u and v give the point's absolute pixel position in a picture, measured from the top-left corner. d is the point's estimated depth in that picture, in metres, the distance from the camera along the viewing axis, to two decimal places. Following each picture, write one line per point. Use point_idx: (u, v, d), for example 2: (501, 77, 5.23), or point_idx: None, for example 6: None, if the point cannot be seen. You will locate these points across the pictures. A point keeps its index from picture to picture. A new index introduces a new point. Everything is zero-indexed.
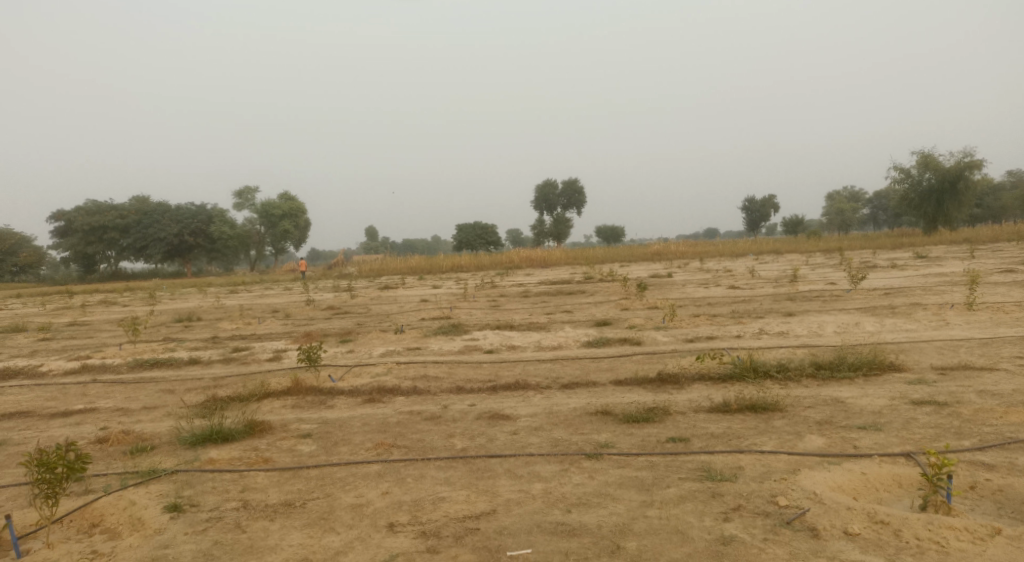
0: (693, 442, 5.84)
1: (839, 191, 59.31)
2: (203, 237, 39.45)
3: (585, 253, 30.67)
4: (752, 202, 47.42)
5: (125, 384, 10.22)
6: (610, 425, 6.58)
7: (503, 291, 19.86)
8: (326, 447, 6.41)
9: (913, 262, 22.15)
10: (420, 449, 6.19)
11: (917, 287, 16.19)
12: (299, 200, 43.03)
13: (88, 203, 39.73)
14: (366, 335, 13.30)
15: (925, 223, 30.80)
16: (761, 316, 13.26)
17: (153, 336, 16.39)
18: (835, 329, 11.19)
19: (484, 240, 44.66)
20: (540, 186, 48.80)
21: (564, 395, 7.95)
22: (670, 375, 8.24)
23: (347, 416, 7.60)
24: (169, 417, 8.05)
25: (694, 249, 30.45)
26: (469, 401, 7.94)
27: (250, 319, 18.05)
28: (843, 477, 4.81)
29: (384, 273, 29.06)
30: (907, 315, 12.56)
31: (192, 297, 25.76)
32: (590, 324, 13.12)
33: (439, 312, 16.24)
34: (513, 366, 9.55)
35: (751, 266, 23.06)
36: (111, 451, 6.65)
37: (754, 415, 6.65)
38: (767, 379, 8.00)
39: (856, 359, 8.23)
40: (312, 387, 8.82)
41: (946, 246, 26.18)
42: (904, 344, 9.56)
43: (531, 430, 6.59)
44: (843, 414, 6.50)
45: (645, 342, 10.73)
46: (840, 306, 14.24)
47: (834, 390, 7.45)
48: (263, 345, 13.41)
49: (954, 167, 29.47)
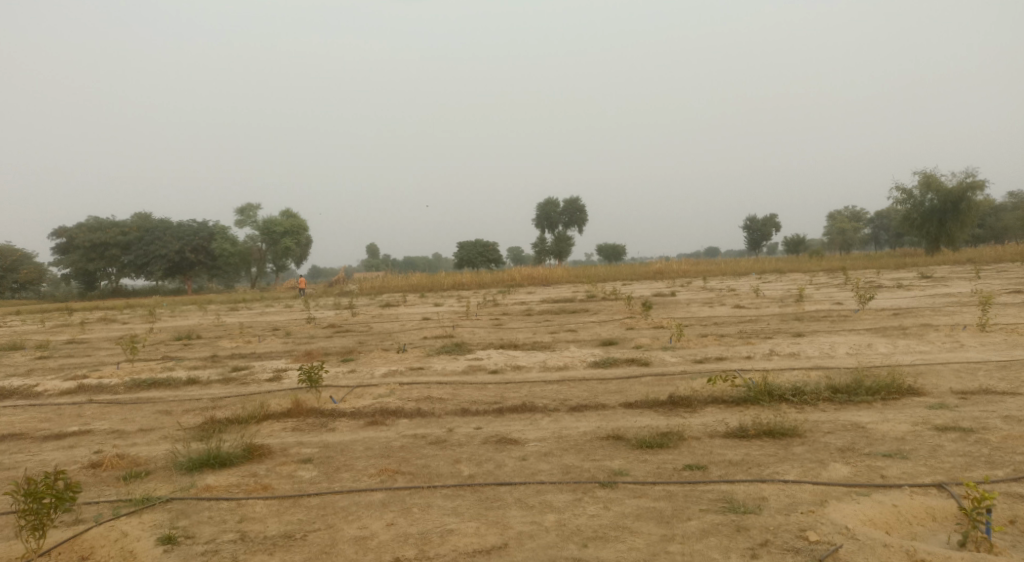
0: (712, 469, 5.59)
1: (839, 211, 59.22)
2: (204, 253, 39.31)
3: (587, 272, 30.44)
4: (754, 221, 47.30)
5: (122, 405, 9.97)
6: (623, 451, 6.34)
7: (505, 309, 19.62)
8: (327, 473, 6.16)
9: (919, 282, 21.91)
10: (425, 476, 5.94)
11: (926, 308, 15.95)
12: (300, 217, 42.90)
13: (90, 219, 39.62)
14: (368, 355, 13.06)
15: (928, 243, 30.62)
16: (770, 336, 13.02)
17: (152, 354, 16.16)
18: (847, 350, 10.95)
19: (485, 258, 44.47)
20: (541, 204, 48.68)
21: (573, 418, 7.70)
22: (682, 397, 8.00)
23: (349, 439, 7.35)
24: (165, 440, 7.79)
25: (697, 268, 30.23)
26: (475, 424, 7.69)
27: (249, 337, 17.84)
28: (874, 510, 4.57)
29: (385, 291, 28.84)
30: (920, 336, 12.31)
31: (192, 315, 25.56)
32: (595, 344, 12.89)
33: (441, 331, 16.01)
34: (519, 387, 9.30)
35: (755, 285, 22.85)
36: (104, 476, 6.39)
37: (772, 441, 6.40)
38: (782, 403, 7.75)
39: (873, 382, 7.99)
40: (313, 409, 8.57)
41: (950, 266, 25.98)
42: (920, 367, 9.31)
43: (540, 456, 6.34)
44: (865, 441, 6.26)
45: (654, 363, 10.48)
46: (849, 327, 13.99)
47: (853, 414, 7.21)
48: (262, 364, 13.17)
49: (957, 187, 29.30)
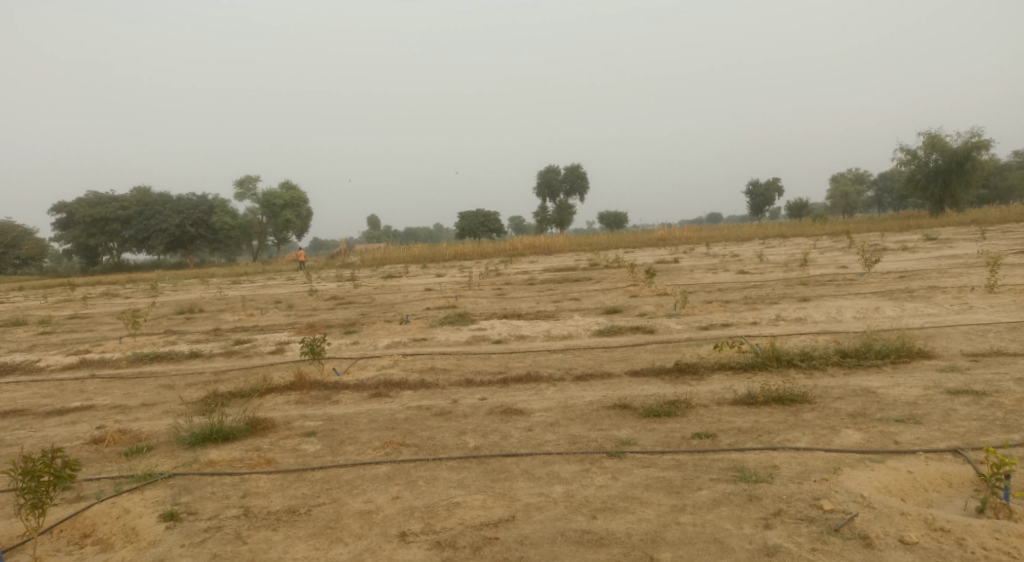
0: (721, 438, 5.51)
1: (843, 175, 58.68)
2: (205, 227, 39.13)
3: (589, 240, 30.23)
4: (756, 185, 46.90)
5: (124, 380, 9.91)
6: (630, 420, 6.24)
7: (508, 278, 19.49)
8: (331, 447, 6.09)
9: (924, 244, 21.71)
10: (431, 448, 5.86)
11: (932, 270, 15.79)
12: (300, 189, 42.55)
13: (89, 194, 39.34)
14: (371, 326, 12.97)
15: (932, 205, 30.31)
16: (775, 302, 12.89)
17: (154, 329, 16.10)
18: (855, 314, 10.83)
19: (486, 227, 44.20)
20: (542, 171, 48.24)
21: (579, 388, 7.62)
22: (689, 365, 7.90)
23: (353, 412, 7.27)
24: (168, 415, 7.72)
25: (700, 234, 30.01)
26: (480, 394, 7.61)
27: (251, 311, 17.75)
28: (889, 477, 4.49)
29: (387, 262, 28.71)
30: (927, 299, 12.17)
31: (194, 289, 25.48)
32: (599, 312, 12.78)
33: (444, 301, 15.92)
34: (523, 357, 9.21)
35: (759, 250, 22.67)
36: (106, 452, 6.32)
37: (782, 408, 6.30)
38: (791, 369, 7.65)
39: (883, 346, 7.88)
40: (316, 382, 8.49)
41: (955, 228, 25.71)
42: (930, 329, 9.18)
43: (546, 426, 6.25)
44: (877, 406, 6.16)
45: (659, 331, 10.37)
46: (856, 290, 13.84)
47: (863, 379, 7.11)
48: (265, 337, 13.08)
49: (962, 147, 28.89)
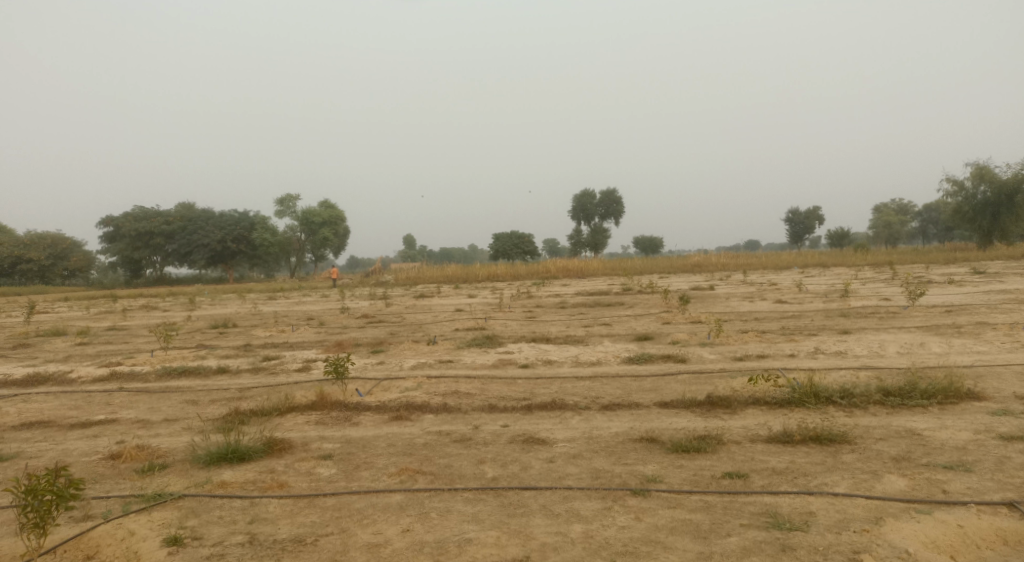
0: (753, 478, 5.19)
1: (887, 204, 57.39)
2: (245, 243, 39.78)
3: (624, 264, 29.87)
4: (796, 214, 46.11)
5: (150, 393, 9.90)
6: (657, 455, 5.95)
7: (539, 301, 19.27)
8: (346, 471, 5.91)
9: (971, 278, 20.95)
10: (448, 478, 5.64)
11: (981, 305, 15.16)
12: (339, 207, 43.03)
13: (136, 208, 40.27)
14: (398, 346, 12.83)
15: (980, 237, 29.36)
16: (814, 334, 12.45)
17: (186, 343, 16.22)
18: (898, 349, 10.36)
19: (521, 249, 44.10)
20: (578, 195, 48.04)
21: (605, 418, 7.33)
22: (721, 398, 7.57)
23: (372, 435, 7.10)
24: (187, 431, 7.63)
25: (736, 261, 29.47)
26: (502, 421, 7.38)
27: (283, 327, 17.79)
28: (936, 530, 4.16)
29: (420, 281, 28.71)
30: (975, 336, 11.62)
31: (230, 303, 25.73)
32: (630, 338, 12.48)
33: (473, 322, 15.75)
34: (549, 383, 8.96)
35: (798, 279, 22.09)
36: (121, 469, 6.22)
37: (819, 448, 5.96)
38: (829, 406, 7.28)
39: (929, 385, 7.46)
40: (337, 402, 8.34)
41: (1004, 262, 24.83)
42: (979, 369, 8.71)
43: (569, 458, 6.00)
44: (922, 450, 5.78)
45: (691, 360, 10.03)
46: (899, 324, 13.32)
47: (907, 420, 6.71)
48: (293, 354, 13.05)
49: (1012, 179, 27.97)
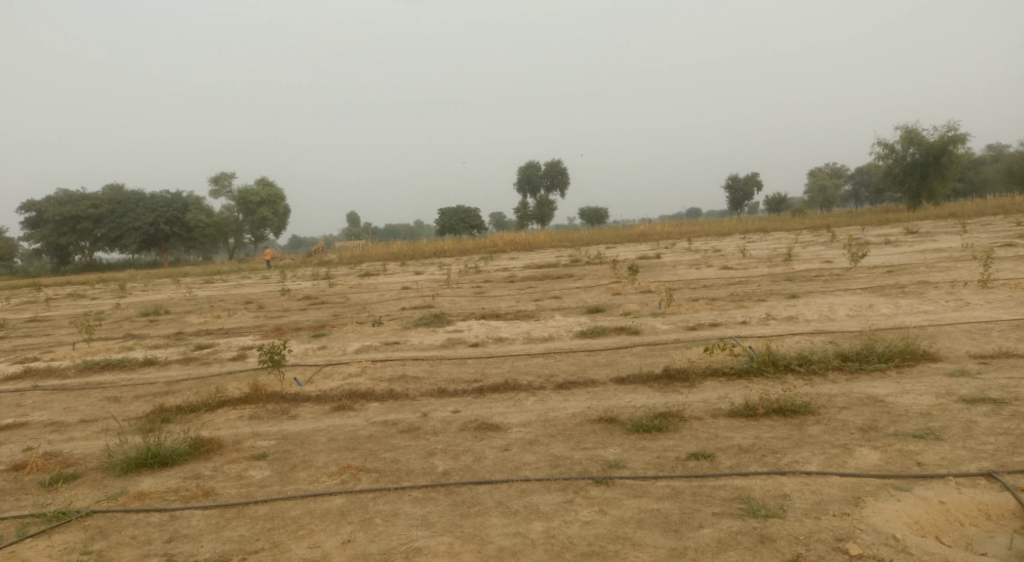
0: (721, 459, 4.89)
1: (820, 168, 58.58)
2: (179, 225, 38.10)
3: (570, 235, 29.58)
4: (736, 180, 46.60)
5: (68, 391, 9.11)
6: (617, 437, 5.60)
7: (487, 276, 18.84)
8: (280, 473, 5.39)
9: (906, 238, 21.36)
10: (394, 474, 5.19)
11: (920, 265, 15.33)
12: (277, 185, 41.54)
13: (59, 192, 38.04)
14: (341, 329, 12.21)
15: (909, 198, 30.04)
16: (763, 299, 12.33)
17: (113, 333, 15.22)
18: (848, 312, 10.28)
19: (467, 224, 43.46)
20: (522, 167, 47.51)
21: (560, 398, 6.96)
22: (679, 371, 7.28)
23: (311, 429, 6.57)
24: (107, 433, 6.97)
25: (681, 229, 29.51)
26: (453, 407, 6.94)
27: (218, 312, 16.89)
28: (919, 510, 4.04)
29: (365, 259, 27.91)
30: (919, 295, 11.64)
31: (164, 289, 24.48)
32: (581, 311, 12.15)
33: (419, 300, 15.22)
34: (501, 362, 8.54)
35: (742, 245, 22.15)
36: (26, 483, 5.57)
37: (784, 421, 5.71)
38: (789, 374, 7.07)
39: (886, 348, 7.31)
40: (274, 394, 7.76)
41: (934, 221, 25.43)
42: (930, 328, 8.64)
43: (525, 445, 5.60)
44: (887, 418, 5.58)
45: (645, 332, 9.73)
46: (844, 286, 13.32)
47: (868, 386, 6.54)
48: (228, 341, 12.31)
49: (938, 141, 28.63)
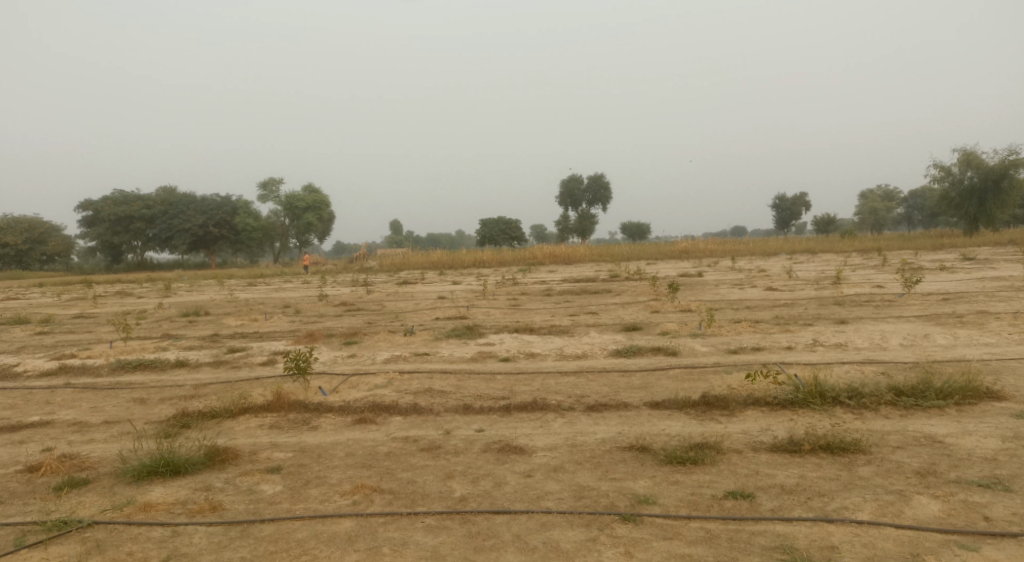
0: (762, 500, 4.51)
1: (872, 190, 56.99)
2: (228, 228, 38.76)
3: (611, 250, 29.16)
4: (783, 199, 45.58)
5: (97, 390, 9.06)
6: (649, 469, 5.23)
7: (524, 288, 18.57)
8: (292, 489, 5.16)
9: (962, 264, 20.46)
10: (409, 497, 4.91)
11: (978, 293, 14.56)
12: (323, 191, 41.98)
13: (116, 193, 39.07)
14: (372, 337, 12.03)
15: (966, 223, 28.80)
16: (810, 324, 11.76)
17: (151, 332, 15.31)
18: (901, 341, 9.68)
19: (507, 235, 43.30)
20: (565, 180, 47.22)
21: (591, 421, 6.60)
22: (718, 399, 6.87)
23: (330, 443, 6.33)
24: (125, 436, 6.84)
25: (724, 247, 28.85)
26: (477, 425, 6.64)
27: (255, 315, 16.91)
28: None
29: (404, 267, 27.88)
30: (979, 326, 10.95)
31: (208, 290, 24.80)
32: (617, 329, 11.76)
33: (454, 310, 15.00)
34: (531, 379, 8.21)
35: (788, 266, 21.47)
36: (37, 486, 5.44)
37: (831, 459, 5.27)
38: (837, 408, 6.59)
39: (945, 383, 6.78)
40: (296, 403, 7.55)
41: (992, 248, 24.35)
42: (992, 363, 8.05)
43: (549, 472, 5.28)
44: (947, 462, 5.11)
45: (683, 353, 9.31)
46: (896, 313, 12.68)
47: (924, 424, 6.04)
48: (260, 345, 12.22)
49: (999, 165, 27.44)
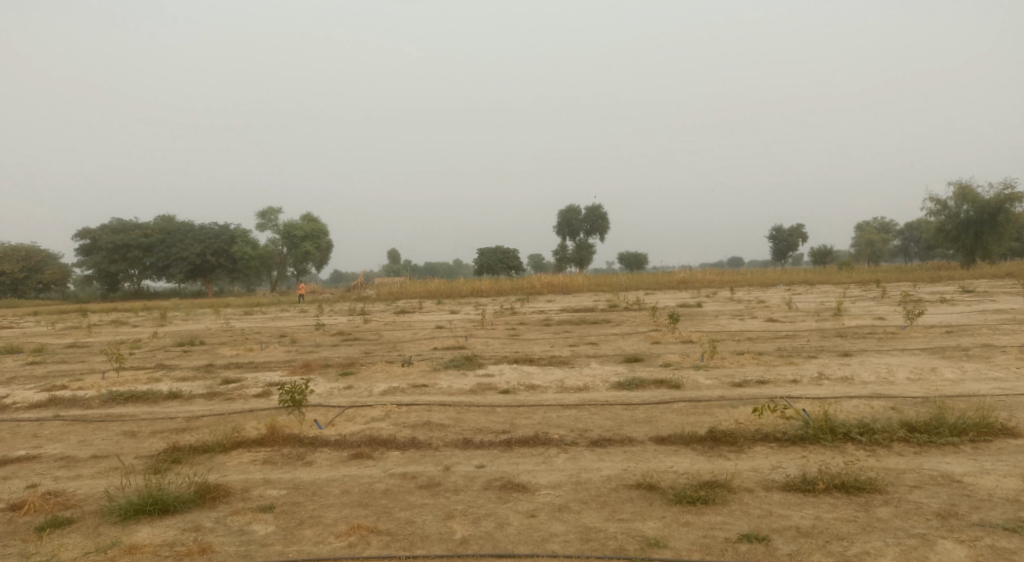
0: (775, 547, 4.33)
1: (868, 222, 57.15)
2: (225, 257, 38.63)
3: (609, 280, 29.05)
4: (780, 230, 45.66)
5: (86, 423, 8.81)
6: (657, 508, 5.03)
7: (523, 318, 18.39)
8: (285, 530, 4.95)
9: (962, 296, 20.37)
10: (408, 539, 4.73)
11: (982, 326, 14.41)
12: (321, 221, 41.95)
13: (114, 221, 38.98)
14: (369, 368, 11.82)
15: (963, 256, 28.79)
16: (814, 356, 11.58)
17: (144, 362, 15.08)
18: (908, 375, 9.50)
19: (505, 265, 43.21)
20: (563, 211, 47.28)
21: (594, 457, 6.39)
22: (726, 434, 6.67)
23: (325, 479, 6.11)
24: (113, 471, 6.62)
25: (723, 278, 28.73)
26: (477, 461, 6.43)
27: (251, 345, 16.69)
28: None
29: (402, 296, 27.71)
30: (985, 360, 10.78)
31: (204, 319, 24.57)
32: (618, 360, 11.57)
33: (452, 341, 14.80)
34: (532, 412, 8.00)
35: (787, 297, 21.36)
36: (18, 526, 5.22)
37: (847, 499, 5.07)
38: (849, 444, 6.40)
39: (959, 419, 6.59)
40: (291, 437, 7.34)
41: (991, 280, 24.27)
42: (1003, 398, 7.87)
43: (553, 512, 5.07)
44: (968, 503, 4.92)
45: (687, 386, 9.12)
46: (900, 346, 12.51)
47: (940, 462, 5.84)
48: (255, 376, 12.00)
49: (994, 199, 27.50)
